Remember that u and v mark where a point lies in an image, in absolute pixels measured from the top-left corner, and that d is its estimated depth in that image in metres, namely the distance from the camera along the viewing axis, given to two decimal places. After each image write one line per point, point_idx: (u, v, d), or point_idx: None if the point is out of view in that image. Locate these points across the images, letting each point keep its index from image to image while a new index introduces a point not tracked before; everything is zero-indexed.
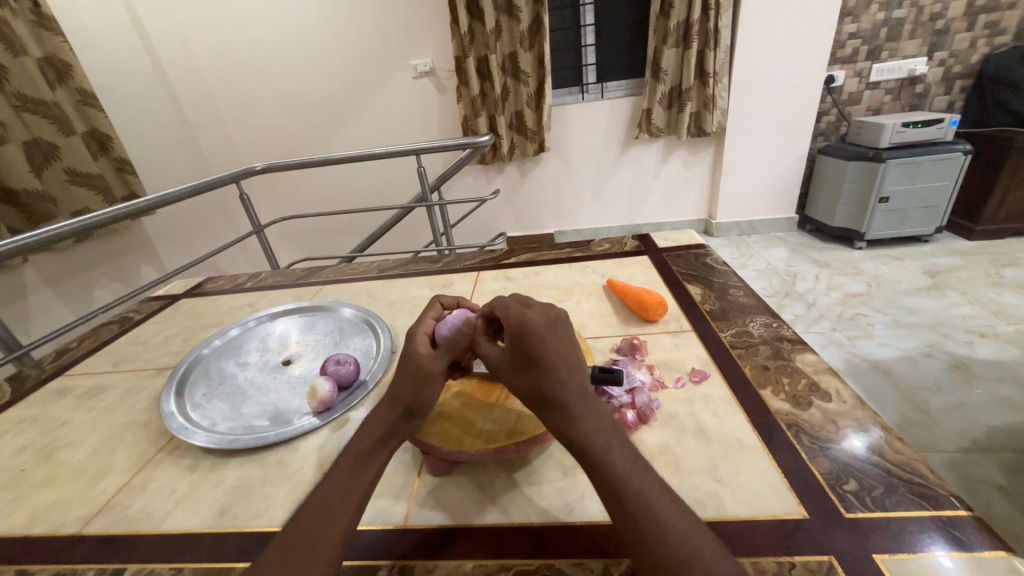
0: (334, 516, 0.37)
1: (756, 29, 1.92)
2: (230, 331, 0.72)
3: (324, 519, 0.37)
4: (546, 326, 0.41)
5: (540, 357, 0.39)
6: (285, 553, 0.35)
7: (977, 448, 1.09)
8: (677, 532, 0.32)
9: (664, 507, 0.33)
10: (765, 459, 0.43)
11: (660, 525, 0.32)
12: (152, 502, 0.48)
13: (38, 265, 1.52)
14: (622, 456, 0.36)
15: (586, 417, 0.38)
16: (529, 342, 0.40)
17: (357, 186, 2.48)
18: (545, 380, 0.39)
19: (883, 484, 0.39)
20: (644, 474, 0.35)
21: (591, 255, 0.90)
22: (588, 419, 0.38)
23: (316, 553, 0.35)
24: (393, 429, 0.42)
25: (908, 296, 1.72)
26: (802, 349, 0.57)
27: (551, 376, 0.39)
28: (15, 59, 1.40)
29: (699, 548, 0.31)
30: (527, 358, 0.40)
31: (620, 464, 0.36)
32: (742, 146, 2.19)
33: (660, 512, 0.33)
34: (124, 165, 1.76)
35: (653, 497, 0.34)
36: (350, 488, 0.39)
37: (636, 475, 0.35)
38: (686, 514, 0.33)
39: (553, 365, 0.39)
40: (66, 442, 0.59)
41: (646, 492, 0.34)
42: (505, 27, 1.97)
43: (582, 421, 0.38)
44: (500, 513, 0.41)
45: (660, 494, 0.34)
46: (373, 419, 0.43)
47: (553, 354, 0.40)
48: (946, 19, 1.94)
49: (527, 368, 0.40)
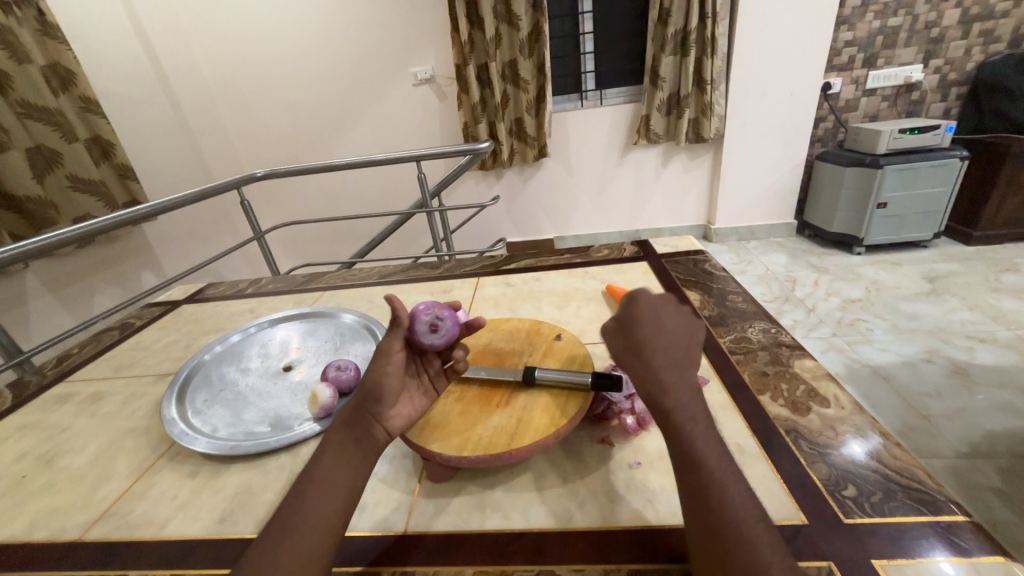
0: (319, 507, 0.37)
1: (753, 37, 1.94)
2: (231, 337, 0.72)
3: (305, 511, 0.37)
4: (656, 300, 0.41)
5: (646, 318, 0.40)
6: (269, 549, 0.35)
7: (975, 453, 1.09)
8: (739, 514, 0.32)
9: (733, 491, 0.33)
10: (764, 465, 0.43)
11: (728, 504, 0.33)
12: (152, 508, 0.48)
13: (39, 271, 1.52)
14: (706, 436, 0.36)
15: (678, 388, 0.37)
16: (639, 302, 0.40)
17: (358, 192, 2.49)
18: (645, 340, 0.38)
19: (882, 489, 0.40)
20: (724, 459, 0.35)
21: (590, 261, 0.91)
22: (678, 391, 0.37)
23: (299, 545, 0.35)
24: (362, 418, 0.42)
25: (907, 302, 1.73)
26: (801, 354, 0.57)
27: (652, 339, 0.39)
28: (19, 67, 1.42)
29: (758, 532, 0.32)
30: (632, 318, 0.40)
31: (702, 442, 0.35)
32: (739, 152, 2.20)
33: (729, 491, 0.33)
34: (125, 171, 1.77)
35: (728, 480, 0.34)
36: (331, 480, 0.39)
37: (713, 454, 0.35)
38: (753, 501, 0.33)
39: (659, 333, 0.39)
40: (66, 449, 0.59)
41: (720, 473, 0.34)
42: (505, 35, 1.99)
43: (675, 391, 0.37)
44: (502, 519, 0.42)
45: (735, 485, 0.34)
46: (347, 407, 0.44)
47: (659, 323, 0.40)
48: (941, 27, 1.97)
49: (628, 328, 0.40)
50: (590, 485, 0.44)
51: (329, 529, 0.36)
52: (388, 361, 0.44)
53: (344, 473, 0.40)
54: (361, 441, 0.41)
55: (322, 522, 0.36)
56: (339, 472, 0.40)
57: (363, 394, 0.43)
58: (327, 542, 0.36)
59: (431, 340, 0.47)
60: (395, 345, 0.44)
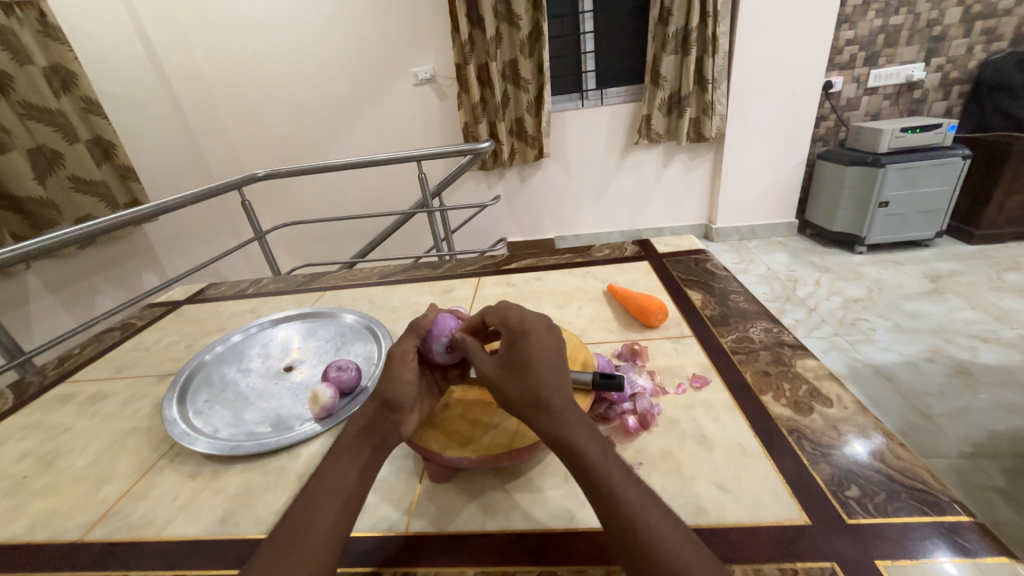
0: (327, 512, 0.37)
1: (755, 36, 1.94)
2: (232, 338, 0.72)
3: (313, 515, 0.37)
4: (543, 337, 0.42)
5: (535, 360, 0.41)
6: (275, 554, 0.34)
7: (979, 453, 1.09)
8: (671, 539, 0.32)
9: (656, 516, 0.33)
10: (767, 465, 0.42)
11: (655, 533, 0.32)
12: (154, 509, 0.48)
13: (41, 272, 1.53)
14: (616, 466, 0.36)
15: (577, 424, 0.38)
16: (525, 344, 0.42)
17: (359, 192, 2.49)
18: (541, 381, 0.39)
19: (885, 490, 0.39)
20: (637, 485, 0.35)
21: (591, 261, 0.90)
22: (578, 426, 0.38)
23: (307, 551, 0.35)
24: (379, 424, 0.43)
25: (908, 301, 1.73)
26: (803, 354, 0.57)
27: (543, 380, 0.40)
28: (20, 67, 1.42)
29: (691, 555, 0.31)
30: (522, 360, 0.41)
31: (615, 471, 0.36)
32: (740, 151, 2.20)
33: (653, 518, 0.33)
34: (127, 171, 1.77)
35: (648, 507, 0.34)
36: (340, 485, 0.39)
37: (628, 483, 0.35)
38: (677, 523, 0.33)
39: (545, 373, 0.40)
40: (67, 449, 0.59)
41: (639, 500, 0.34)
42: (505, 35, 1.99)
43: (576, 428, 0.38)
44: (503, 520, 0.41)
45: (657, 509, 0.34)
46: (361, 412, 0.44)
47: (544, 363, 0.41)
48: (943, 25, 1.96)
49: (523, 370, 0.40)
50: None
51: (335, 535, 0.36)
52: (406, 368, 0.45)
53: (355, 479, 0.40)
54: (375, 446, 0.42)
55: (329, 528, 0.36)
56: (347, 477, 0.39)
57: (380, 401, 0.43)
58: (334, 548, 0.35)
59: (442, 360, 0.47)
60: (408, 350, 0.45)
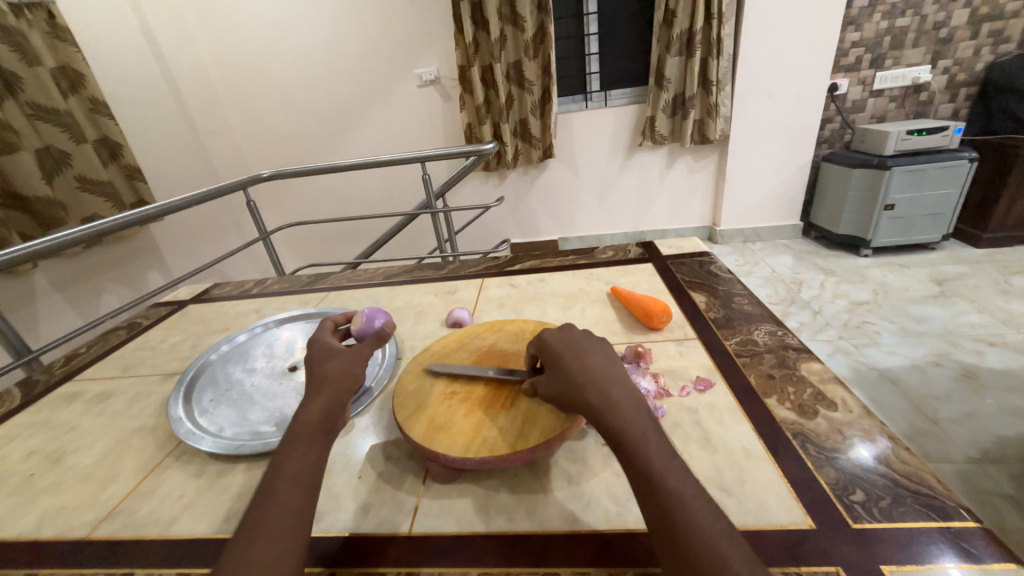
0: (292, 494, 0.37)
1: (759, 38, 1.93)
2: (237, 338, 0.73)
3: (274, 506, 0.36)
4: (573, 336, 0.44)
5: (568, 353, 0.42)
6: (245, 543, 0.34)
7: (986, 458, 1.08)
8: (710, 530, 0.31)
9: (697, 505, 0.32)
10: (770, 469, 0.42)
11: (694, 520, 0.31)
12: (158, 507, 0.48)
13: (48, 270, 1.54)
14: (660, 451, 0.35)
15: (624, 406, 0.38)
16: (552, 342, 0.44)
17: (363, 192, 2.50)
18: (580, 366, 0.40)
19: (891, 494, 0.39)
20: (681, 471, 0.34)
21: (595, 262, 0.90)
22: (626, 409, 0.37)
23: (274, 541, 0.34)
24: (328, 406, 0.43)
25: (914, 305, 1.71)
26: (808, 357, 0.57)
27: (584, 364, 0.41)
28: (29, 68, 1.43)
29: (730, 548, 0.30)
30: (555, 353, 0.43)
31: (656, 456, 0.35)
32: (744, 153, 2.19)
33: (694, 507, 0.32)
34: (133, 172, 1.78)
35: (689, 493, 0.33)
36: (302, 466, 0.39)
37: (672, 469, 0.34)
38: (717, 514, 0.32)
39: (590, 358, 0.41)
40: (73, 448, 0.59)
41: (679, 487, 0.33)
42: (509, 37, 1.99)
43: (621, 411, 0.37)
44: (507, 521, 0.41)
45: (698, 497, 0.33)
46: (317, 393, 0.45)
47: (588, 350, 0.43)
48: (950, 28, 1.95)
49: (553, 362, 0.42)
50: (595, 486, 0.44)
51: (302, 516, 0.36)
52: (322, 350, 0.49)
53: (316, 460, 0.40)
54: (326, 429, 0.42)
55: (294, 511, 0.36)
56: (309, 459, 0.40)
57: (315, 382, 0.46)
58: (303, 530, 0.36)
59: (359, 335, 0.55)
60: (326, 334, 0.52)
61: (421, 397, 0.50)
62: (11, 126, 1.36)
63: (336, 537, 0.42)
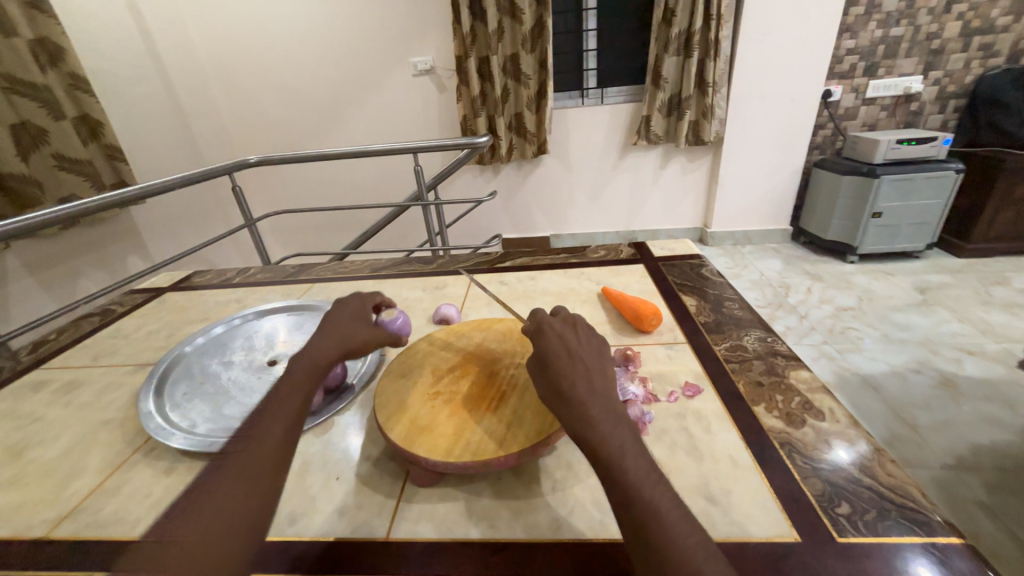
0: (241, 477, 0.35)
1: (757, 41, 1.93)
2: (214, 330, 0.70)
3: (227, 482, 0.35)
4: (565, 333, 0.43)
5: (555, 353, 0.41)
6: (185, 526, 0.33)
7: (962, 465, 1.10)
8: (686, 550, 0.30)
9: (674, 521, 0.31)
10: (757, 479, 0.42)
11: (669, 538, 0.30)
12: (125, 505, 0.46)
13: (21, 252, 1.48)
14: (638, 464, 0.34)
15: (601, 419, 0.36)
16: (543, 339, 0.42)
17: (353, 182, 2.45)
18: (561, 373, 0.39)
19: (876, 508, 0.39)
20: (658, 485, 0.33)
21: (586, 261, 0.90)
22: (603, 422, 0.36)
23: (220, 518, 0.33)
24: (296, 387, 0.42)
25: (898, 312, 1.74)
26: (796, 365, 0.57)
27: (567, 369, 0.39)
28: (5, 40, 1.37)
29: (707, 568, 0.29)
30: (542, 355, 0.41)
31: (634, 471, 0.33)
32: (738, 156, 2.20)
33: (671, 524, 0.31)
34: (114, 152, 1.72)
35: (667, 510, 0.32)
36: (263, 447, 0.37)
37: (648, 483, 0.33)
38: (696, 531, 0.31)
39: (578, 363, 0.40)
40: (37, 440, 0.57)
41: (657, 503, 0.32)
42: (507, 29, 1.96)
43: (599, 423, 0.36)
44: (489, 528, 0.40)
45: (675, 514, 0.32)
46: (295, 376, 0.43)
47: (573, 354, 0.41)
48: (942, 39, 1.98)
49: (541, 363, 0.41)
50: (580, 492, 0.43)
51: (248, 499, 0.34)
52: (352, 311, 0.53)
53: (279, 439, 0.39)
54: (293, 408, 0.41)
55: (240, 496, 0.34)
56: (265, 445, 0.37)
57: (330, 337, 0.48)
58: (248, 513, 0.33)
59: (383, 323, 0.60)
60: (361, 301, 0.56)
61: (404, 397, 0.49)
62: None
63: (309, 542, 0.41)
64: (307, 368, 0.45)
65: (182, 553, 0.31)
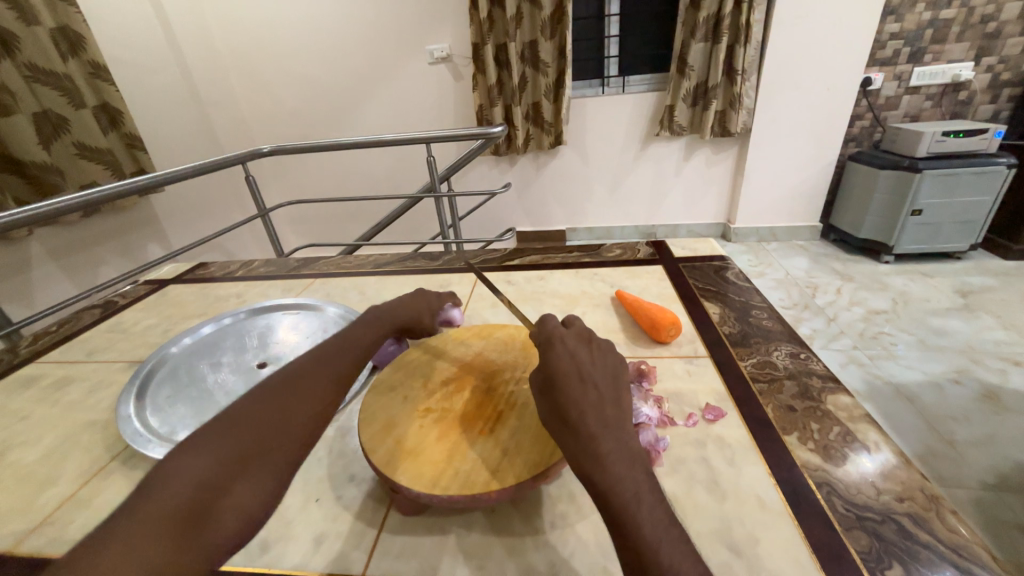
0: (301, 408, 0.38)
1: (793, 25, 1.80)
2: (203, 329, 0.67)
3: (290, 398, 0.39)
4: (580, 348, 0.38)
5: (565, 373, 0.36)
6: (237, 425, 0.35)
7: (1005, 486, 1.01)
8: None
9: None
10: (789, 527, 0.36)
11: None
12: (92, 521, 0.43)
13: (43, 239, 1.50)
14: (655, 517, 0.29)
15: (614, 459, 0.31)
16: (551, 353, 0.38)
17: (367, 172, 2.43)
18: (569, 401, 0.34)
19: (935, 572, 0.33)
20: (679, 543, 0.28)
21: (599, 261, 0.83)
22: (617, 463, 0.31)
23: (278, 427, 0.36)
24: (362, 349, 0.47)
25: (935, 317, 1.63)
26: (834, 389, 0.50)
27: (576, 395, 0.34)
28: (26, 28, 1.36)
29: None
30: (548, 376, 0.36)
31: (649, 525, 0.28)
32: (767, 148, 2.08)
33: None
34: (133, 141, 1.72)
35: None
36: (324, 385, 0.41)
37: (668, 543, 0.28)
38: None
39: (591, 386, 0.35)
40: (18, 441, 0.55)
41: (678, 567, 0.27)
42: (526, 14, 1.88)
43: (611, 464, 0.31)
44: (477, 569, 0.36)
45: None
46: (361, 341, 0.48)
47: (586, 377, 0.36)
48: (999, 22, 1.81)
49: (545, 382, 0.37)
50: (582, 531, 0.38)
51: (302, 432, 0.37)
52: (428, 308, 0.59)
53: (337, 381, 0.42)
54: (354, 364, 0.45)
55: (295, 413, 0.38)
56: (318, 393, 0.40)
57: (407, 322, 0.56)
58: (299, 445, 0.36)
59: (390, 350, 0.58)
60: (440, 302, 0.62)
61: (392, 413, 0.44)
62: (6, 87, 1.30)
63: None
64: (364, 337, 0.49)
65: (236, 455, 0.33)
